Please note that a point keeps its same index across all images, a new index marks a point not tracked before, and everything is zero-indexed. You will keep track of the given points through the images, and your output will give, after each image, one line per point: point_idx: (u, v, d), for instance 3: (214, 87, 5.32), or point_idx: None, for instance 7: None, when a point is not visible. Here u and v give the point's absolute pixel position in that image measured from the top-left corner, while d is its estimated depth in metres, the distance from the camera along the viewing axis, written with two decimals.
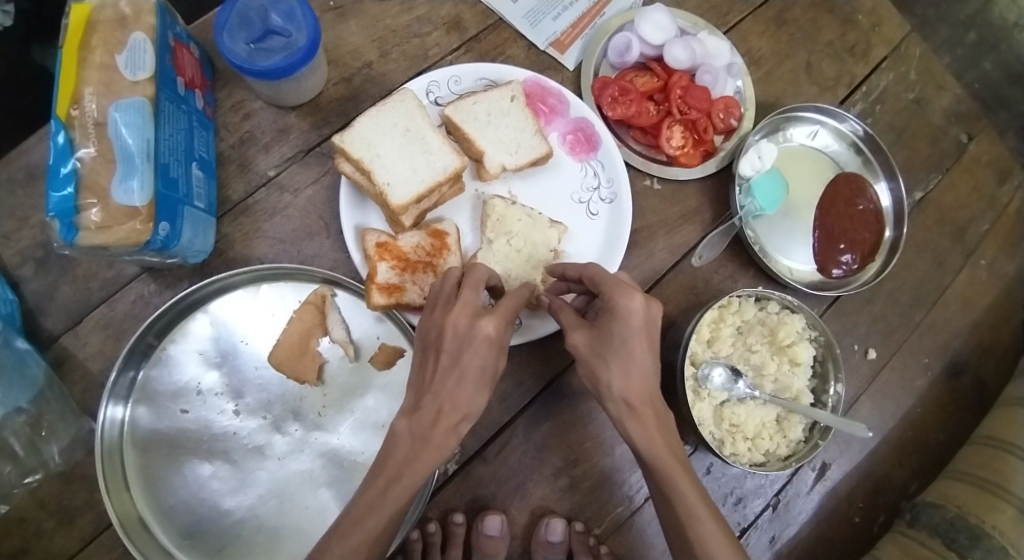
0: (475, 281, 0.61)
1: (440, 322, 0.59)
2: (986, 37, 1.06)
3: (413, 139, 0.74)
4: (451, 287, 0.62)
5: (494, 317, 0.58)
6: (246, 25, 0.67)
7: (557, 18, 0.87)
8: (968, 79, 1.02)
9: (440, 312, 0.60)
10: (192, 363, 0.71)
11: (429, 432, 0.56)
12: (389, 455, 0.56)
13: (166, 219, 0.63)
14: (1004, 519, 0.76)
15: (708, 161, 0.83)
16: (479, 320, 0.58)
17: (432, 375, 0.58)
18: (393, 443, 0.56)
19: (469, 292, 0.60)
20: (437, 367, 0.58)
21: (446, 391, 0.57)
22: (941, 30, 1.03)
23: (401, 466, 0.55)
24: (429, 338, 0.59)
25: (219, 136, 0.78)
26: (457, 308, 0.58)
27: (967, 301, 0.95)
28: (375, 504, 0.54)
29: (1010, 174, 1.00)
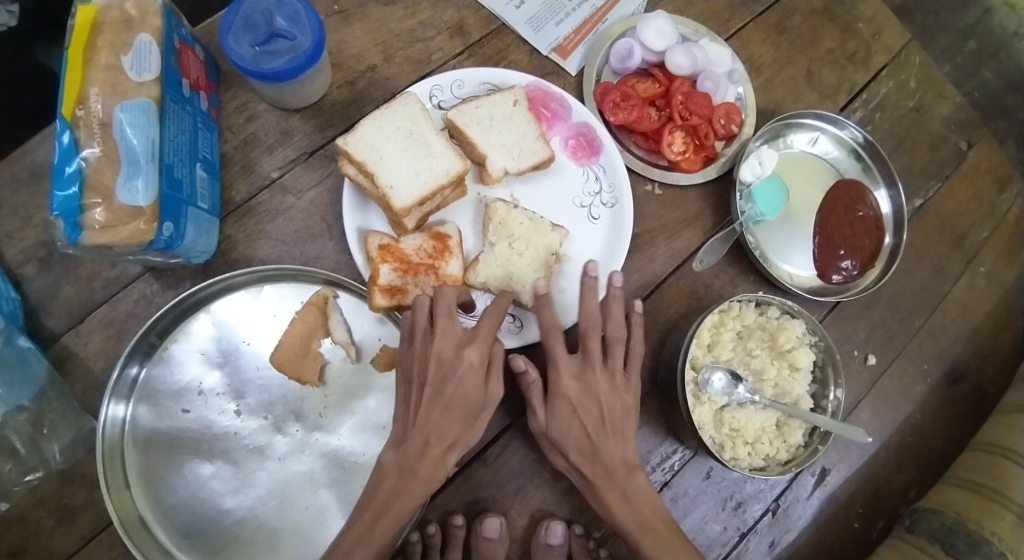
0: (448, 309, 0.65)
1: (424, 354, 0.63)
2: (986, 46, 1.07)
3: (416, 142, 0.74)
4: (424, 318, 0.64)
5: (476, 345, 0.63)
6: (251, 28, 0.68)
7: (560, 24, 0.87)
8: (968, 88, 1.04)
9: (421, 343, 0.64)
10: (194, 363, 0.71)
11: (416, 466, 0.62)
12: (378, 487, 0.62)
13: (171, 220, 0.64)
14: (1003, 525, 0.76)
15: (709, 167, 0.84)
16: (463, 348, 0.63)
17: (417, 408, 0.63)
18: (381, 475, 0.62)
19: (446, 321, 0.64)
20: (421, 399, 0.63)
21: (432, 422, 0.62)
22: (941, 38, 1.04)
23: (391, 497, 0.61)
24: (413, 372, 0.64)
25: (223, 137, 0.78)
26: (440, 339, 0.63)
27: (966, 308, 0.95)
28: (363, 538, 0.59)
29: (1009, 182, 1.01)
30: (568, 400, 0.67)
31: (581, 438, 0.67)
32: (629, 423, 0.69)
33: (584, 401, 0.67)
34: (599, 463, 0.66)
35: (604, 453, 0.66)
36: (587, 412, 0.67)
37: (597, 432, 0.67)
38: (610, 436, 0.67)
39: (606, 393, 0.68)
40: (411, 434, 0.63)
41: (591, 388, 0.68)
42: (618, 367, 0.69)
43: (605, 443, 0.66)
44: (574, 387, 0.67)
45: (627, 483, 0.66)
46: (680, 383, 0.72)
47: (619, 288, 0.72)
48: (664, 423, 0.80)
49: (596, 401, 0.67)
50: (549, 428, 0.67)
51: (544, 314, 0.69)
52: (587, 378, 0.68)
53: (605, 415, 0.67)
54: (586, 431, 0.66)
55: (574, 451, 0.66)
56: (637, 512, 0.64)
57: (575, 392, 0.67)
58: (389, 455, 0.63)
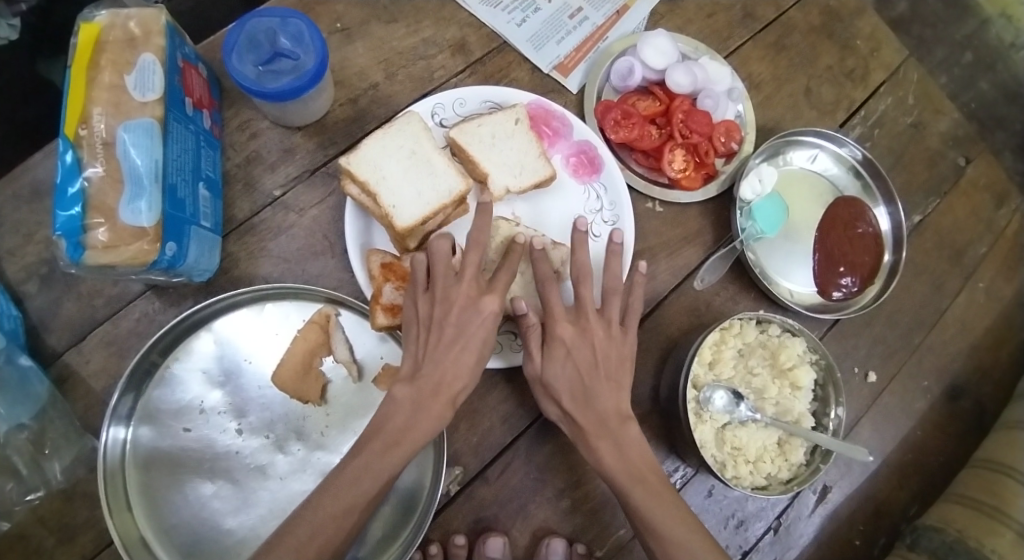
0: (476, 260, 0.63)
1: (444, 297, 0.62)
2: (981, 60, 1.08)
3: (419, 161, 0.74)
4: (446, 267, 0.62)
5: (497, 295, 0.63)
6: (254, 48, 0.69)
7: (561, 42, 0.88)
8: (964, 100, 1.05)
9: (441, 287, 0.62)
10: (196, 382, 0.71)
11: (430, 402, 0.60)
12: (388, 420, 0.59)
13: (173, 240, 0.64)
14: (1003, 542, 0.76)
15: (710, 184, 0.84)
16: (483, 297, 0.62)
17: (432, 349, 0.61)
18: (392, 409, 0.60)
19: (473, 270, 0.63)
20: (438, 342, 0.61)
21: (447, 362, 0.61)
22: (937, 52, 1.05)
23: (403, 431, 0.59)
24: (434, 316, 0.61)
25: (226, 155, 0.78)
26: (463, 284, 0.62)
27: (965, 324, 0.95)
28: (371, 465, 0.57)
29: (1007, 198, 1.02)
30: (563, 343, 0.64)
31: (574, 383, 0.64)
32: (625, 373, 0.66)
33: (579, 345, 0.64)
34: (591, 411, 0.63)
35: (597, 400, 0.64)
36: (581, 356, 0.64)
37: (590, 377, 0.64)
38: (602, 382, 0.64)
39: (600, 340, 0.65)
40: (427, 370, 0.61)
41: (586, 332, 0.65)
42: (614, 318, 0.67)
43: (598, 390, 0.64)
44: (570, 330, 0.65)
45: (620, 433, 0.63)
46: (682, 401, 0.72)
47: (620, 244, 0.71)
48: (666, 441, 0.80)
49: (592, 346, 0.65)
50: (544, 372, 0.65)
51: (540, 265, 0.67)
52: (583, 323, 0.66)
53: (599, 360, 0.64)
54: (579, 374, 0.64)
55: (567, 396, 0.64)
56: (629, 464, 0.62)
57: (571, 335, 0.65)
58: (402, 390, 0.61)
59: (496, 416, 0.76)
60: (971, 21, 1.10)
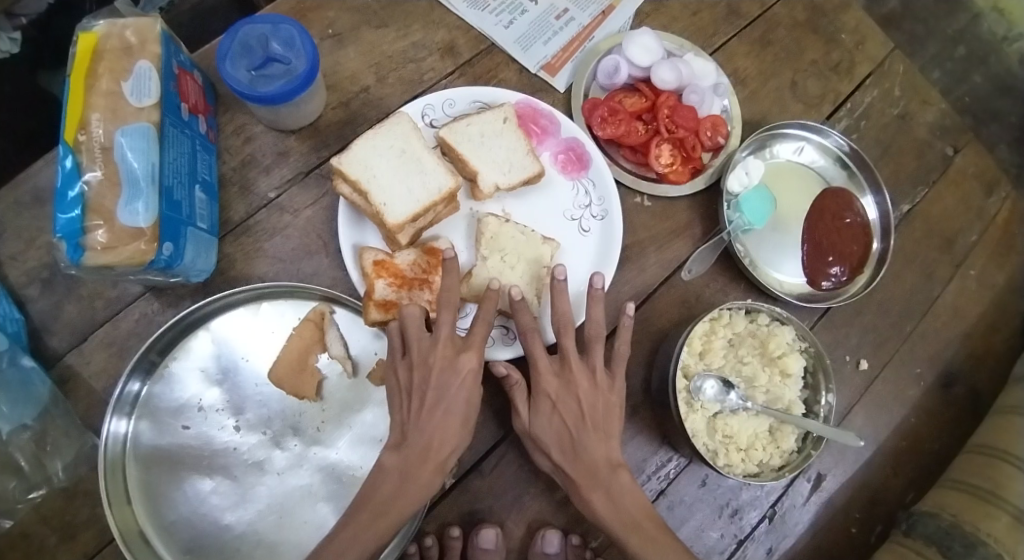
0: (449, 318, 0.65)
1: (423, 361, 0.64)
2: (975, 51, 1.13)
3: (409, 160, 0.76)
4: (419, 330, 0.64)
5: (473, 351, 0.65)
6: (247, 53, 0.72)
7: (548, 42, 0.90)
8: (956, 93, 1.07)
9: (417, 352, 0.64)
10: (194, 380, 0.73)
11: (417, 470, 0.62)
12: (377, 489, 0.62)
13: (170, 240, 0.66)
14: (998, 525, 0.77)
15: (697, 178, 0.86)
16: (460, 355, 0.64)
17: (416, 414, 0.63)
18: (381, 479, 0.62)
19: (446, 330, 0.65)
20: (420, 408, 0.63)
21: (431, 427, 0.63)
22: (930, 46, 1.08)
23: (390, 500, 0.61)
24: (413, 382, 0.64)
25: (221, 159, 0.80)
26: (439, 350, 0.64)
27: (957, 311, 0.96)
28: (357, 536, 0.59)
29: (997, 186, 1.03)
30: (548, 398, 0.66)
31: (563, 435, 0.66)
32: (612, 422, 0.68)
33: (565, 397, 0.66)
34: (581, 462, 0.65)
35: (585, 451, 0.65)
36: (567, 409, 0.66)
37: (577, 428, 0.66)
38: (591, 434, 0.66)
39: (586, 391, 0.67)
40: (412, 437, 0.63)
41: (571, 384, 0.67)
42: (598, 367, 0.68)
43: (586, 440, 0.66)
44: (554, 384, 0.67)
45: (611, 481, 0.65)
46: (672, 392, 0.73)
47: (601, 289, 0.69)
48: (659, 431, 0.81)
49: (577, 398, 0.67)
50: (531, 427, 0.67)
51: (523, 317, 0.67)
52: (568, 375, 0.67)
53: (585, 413, 0.66)
54: (567, 427, 0.66)
55: (556, 449, 0.66)
56: (624, 512, 0.64)
57: (556, 389, 0.67)
58: (390, 457, 0.63)
59: (489, 409, 0.77)
60: (963, 15, 1.14)
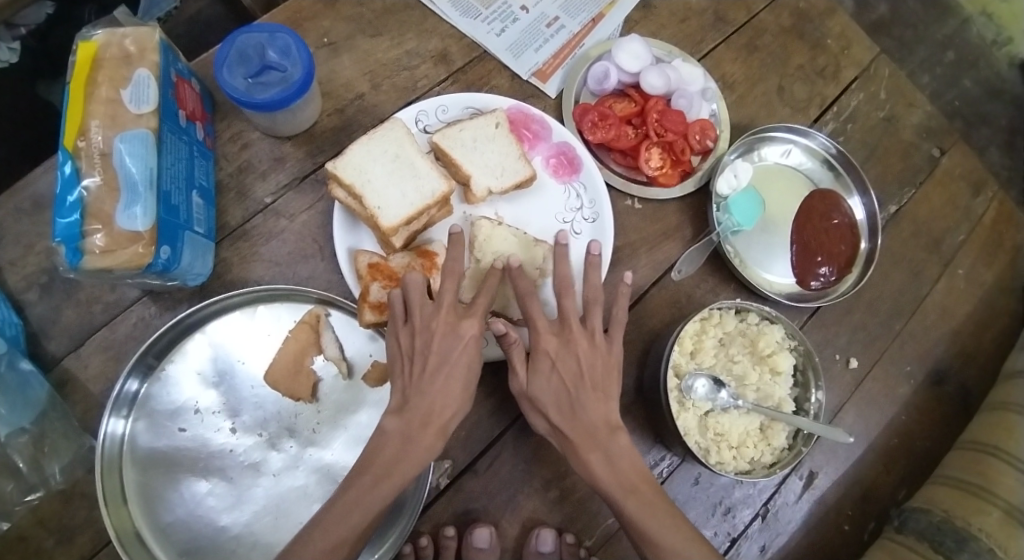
0: (453, 286, 0.66)
1: (425, 327, 0.65)
2: (961, 59, 1.36)
3: (402, 164, 0.77)
4: (423, 295, 0.66)
5: (475, 318, 0.66)
6: (244, 62, 0.74)
7: (539, 50, 0.91)
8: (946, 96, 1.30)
9: (420, 317, 0.65)
10: (191, 383, 0.73)
11: (418, 433, 0.62)
12: (378, 453, 0.61)
13: (168, 244, 0.67)
14: (990, 521, 0.78)
15: (687, 181, 0.87)
16: (462, 321, 0.65)
17: (418, 377, 0.64)
18: (382, 442, 0.62)
19: (449, 296, 0.66)
20: (423, 369, 0.64)
21: (433, 391, 0.63)
22: (915, 62, 1.32)
23: (392, 463, 0.61)
24: (414, 346, 0.64)
25: (219, 165, 0.81)
26: (442, 315, 0.65)
27: (946, 310, 0.97)
28: (361, 498, 0.59)
29: (984, 186, 1.05)
30: (547, 356, 0.66)
31: (561, 394, 0.66)
32: (611, 382, 0.68)
33: (564, 355, 0.67)
34: (579, 422, 0.65)
35: (583, 411, 0.65)
36: (565, 367, 0.66)
37: (576, 387, 0.66)
38: (589, 393, 0.66)
39: (585, 351, 0.67)
40: (415, 405, 0.63)
41: (569, 343, 0.67)
42: (597, 329, 0.69)
43: (585, 399, 0.66)
44: (554, 343, 0.67)
45: (610, 443, 0.64)
46: (663, 390, 0.74)
47: (599, 255, 0.73)
48: (652, 430, 0.82)
49: (575, 357, 0.67)
50: (529, 387, 0.67)
51: (519, 281, 0.69)
52: (567, 334, 0.68)
53: (583, 371, 0.66)
54: (565, 386, 0.66)
55: (554, 409, 0.66)
56: (621, 476, 0.63)
57: (555, 347, 0.67)
58: (391, 421, 0.63)
59: (483, 409, 0.78)
60: (946, 28, 1.37)
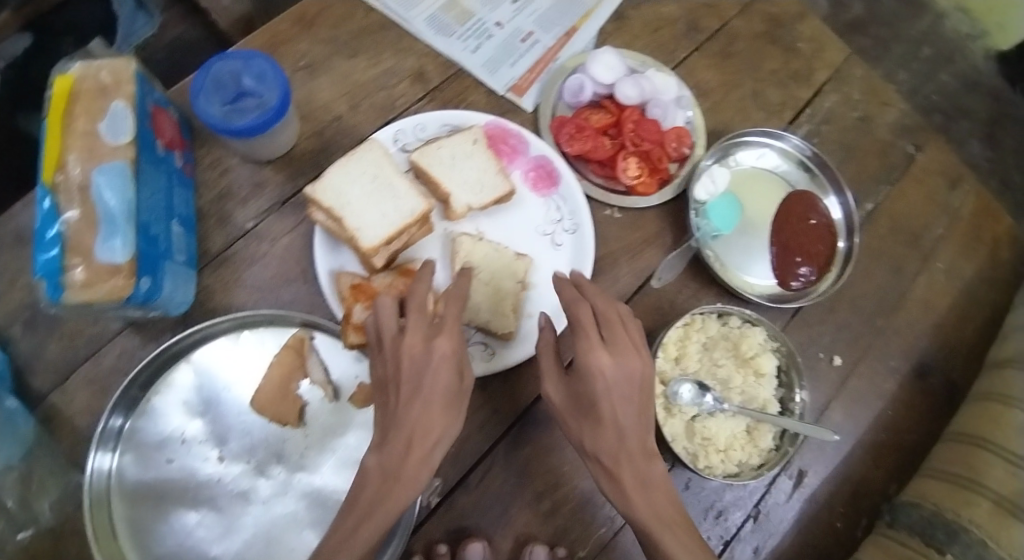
0: (419, 304, 0.64)
1: (394, 351, 0.63)
2: (940, 54, 1.70)
3: (381, 185, 0.78)
4: (390, 318, 0.64)
5: (446, 336, 0.63)
6: (220, 89, 0.74)
7: (514, 65, 0.92)
8: (926, 94, 1.67)
9: (388, 342, 0.63)
10: (177, 413, 0.74)
11: (399, 469, 0.59)
12: (361, 491, 0.60)
13: (148, 274, 0.67)
14: (980, 512, 0.78)
15: (665, 188, 0.88)
16: (432, 341, 0.63)
17: (394, 406, 0.61)
18: (363, 481, 0.60)
19: (417, 315, 0.64)
20: (398, 398, 0.61)
21: (412, 420, 0.60)
22: (899, 57, 1.70)
23: (375, 501, 0.59)
24: (388, 373, 0.63)
25: (198, 192, 0.82)
26: (410, 336, 0.63)
27: (927, 304, 0.98)
28: (345, 541, 0.57)
29: (960, 180, 1.06)
30: (601, 374, 0.62)
31: (603, 417, 0.62)
32: (650, 403, 0.65)
33: (617, 375, 0.62)
34: (620, 449, 0.62)
35: (626, 441, 0.62)
36: (617, 389, 0.62)
37: (623, 408, 0.62)
38: (634, 415, 0.63)
39: (637, 368, 0.63)
40: (395, 435, 0.60)
41: (624, 361, 0.63)
42: (639, 343, 0.65)
43: (626, 420, 0.62)
44: (608, 360, 0.62)
45: (648, 472, 0.62)
46: None
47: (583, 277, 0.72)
48: None
49: (628, 376, 0.63)
50: (560, 400, 0.66)
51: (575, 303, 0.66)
52: (619, 349, 0.63)
53: (633, 392, 0.63)
54: (613, 408, 0.62)
55: (587, 429, 0.63)
56: (656, 508, 0.61)
57: (608, 365, 0.62)
58: (371, 458, 0.60)
59: (472, 424, 0.78)
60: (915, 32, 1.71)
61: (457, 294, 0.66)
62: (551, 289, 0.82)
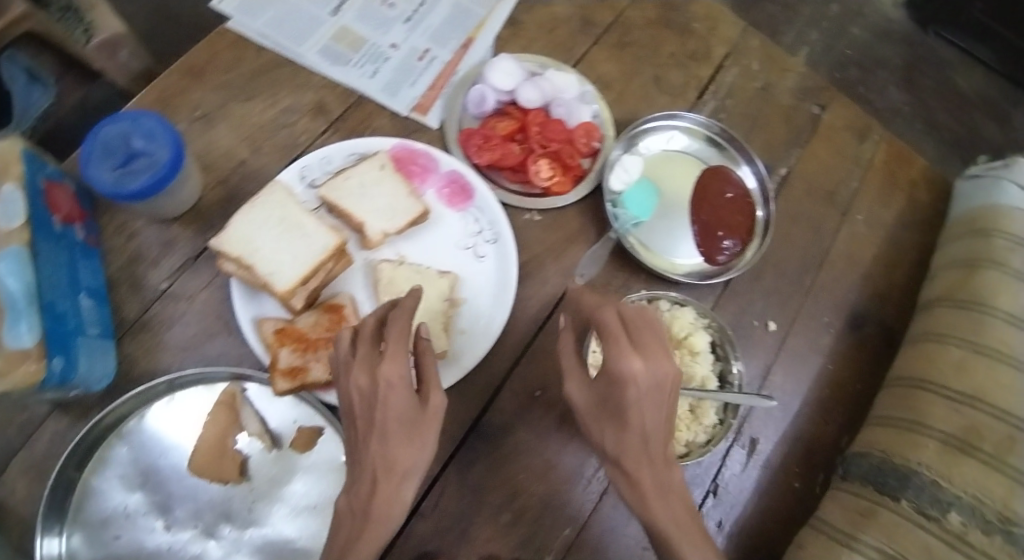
0: (367, 333, 0.59)
1: (349, 386, 0.58)
2: (846, 7, 1.88)
3: (289, 227, 0.77)
4: (343, 350, 0.59)
5: (389, 361, 0.55)
6: (110, 154, 0.72)
7: (414, 85, 0.92)
8: (838, 44, 1.84)
9: (343, 376, 0.59)
10: (117, 487, 0.72)
11: (368, 506, 0.55)
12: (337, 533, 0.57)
13: (60, 354, 0.65)
14: (928, 453, 0.79)
15: (580, 185, 0.90)
16: (377, 371, 0.55)
17: (358, 442, 0.58)
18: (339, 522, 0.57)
19: (364, 345, 0.58)
20: (360, 433, 0.58)
21: (376, 450, 0.56)
22: (807, 15, 1.84)
23: (349, 542, 0.55)
24: (350, 410, 0.58)
25: (107, 261, 0.80)
26: (355, 369, 0.57)
27: (853, 257, 1.01)
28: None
29: (868, 132, 1.09)
30: (633, 386, 0.53)
31: (631, 430, 0.57)
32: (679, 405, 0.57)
33: (647, 387, 0.53)
34: (650, 457, 0.58)
35: (656, 454, 0.57)
36: (647, 400, 0.54)
37: (650, 418, 0.56)
38: (660, 418, 0.56)
39: (666, 375, 0.53)
40: (361, 472, 0.57)
41: (655, 369, 0.53)
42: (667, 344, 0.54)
43: (653, 424, 0.56)
44: (641, 370, 0.52)
45: (667, 479, 0.59)
46: None
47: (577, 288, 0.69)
48: None
49: (658, 385, 0.53)
50: (587, 404, 0.62)
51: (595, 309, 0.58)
52: (649, 354, 0.53)
53: (660, 400, 0.54)
54: (641, 418, 0.55)
55: (613, 435, 0.59)
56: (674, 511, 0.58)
57: (642, 375, 0.52)
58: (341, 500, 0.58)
59: None
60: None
61: (399, 314, 0.59)
62: (489, 295, 0.83)
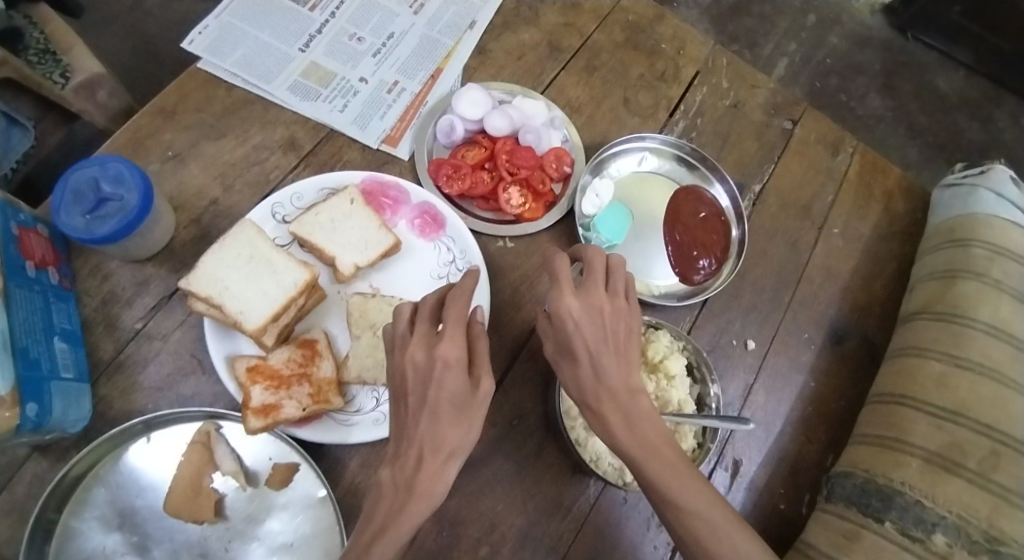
0: (427, 312, 0.63)
1: (399, 363, 0.61)
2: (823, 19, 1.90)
3: (259, 264, 0.78)
4: (399, 329, 0.62)
5: (448, 339, 0.59)
6: (80, 199, 0.73)
7: (384, 116, 0.93)
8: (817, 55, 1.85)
9: (396, 351, 0.61)
10: (95, 529, 0.71)
11: (412, 482, 0.55)
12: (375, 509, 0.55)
13: (34, 400, 0.65)
14: (911, 472, 0.77)
15: (551, 210, 0.90)
16: (435, 347, 0.59)
17: (405, 417, 0.59)
18: (377, 496, 0.56)
19: (421, 324, 0.62)
20: (408, 408, 0.59)
21: (423, 430, 0.57)
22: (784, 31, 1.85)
23: (390, 516, 0.54)
24: (395, 385, 0.60)
25: (82, 303, 0.80)
26: (412, 346, 0.60)
27: (830, 270, 1.02)
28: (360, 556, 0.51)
29: (841, 144, 1.10)
30: (571, 316, 0.62)
31: (588, 372, 0.62)
32: (634, 349, 0.65)
33: (586, 316, 0.62)
34: (630, 412, 0.61)
35: (636, 409, 0.61)
36: (589, 330, 0.62)
37: (603, 355, 0.62)
38: (609, 355, 0.62)
39: (608, 313, 0.64)
40: (406, 446, 0.57)
41: (591, 304, 0.63)
42: (619, 292, 0.67)
43: (604, 361, 0.62)
44: (576, 305, 0.63)
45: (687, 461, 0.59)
46: None
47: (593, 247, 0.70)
48: (569, 462, 0.82)
49: (597, 317, 0.63)
50: (558, 362, 0.65)
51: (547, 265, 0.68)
52: (591, 295, 0.64)
53: (607, 334, 0.63)
54: (592, 354, 0.62)
55: (578, 384, 0.63)
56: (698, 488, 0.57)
57: (578, 309, 0.63)
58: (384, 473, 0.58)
59: None
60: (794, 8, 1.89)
61: (461, 294, 0.64)
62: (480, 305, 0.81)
